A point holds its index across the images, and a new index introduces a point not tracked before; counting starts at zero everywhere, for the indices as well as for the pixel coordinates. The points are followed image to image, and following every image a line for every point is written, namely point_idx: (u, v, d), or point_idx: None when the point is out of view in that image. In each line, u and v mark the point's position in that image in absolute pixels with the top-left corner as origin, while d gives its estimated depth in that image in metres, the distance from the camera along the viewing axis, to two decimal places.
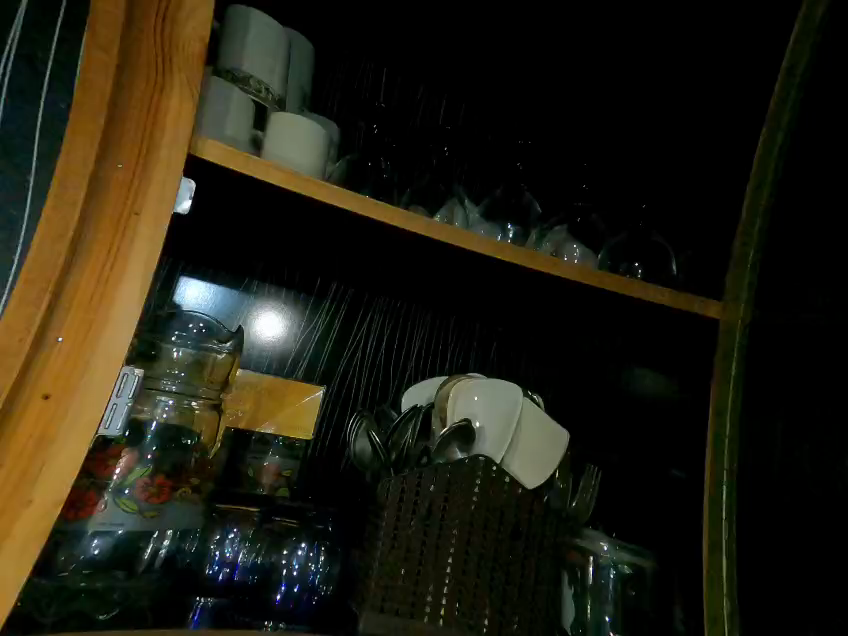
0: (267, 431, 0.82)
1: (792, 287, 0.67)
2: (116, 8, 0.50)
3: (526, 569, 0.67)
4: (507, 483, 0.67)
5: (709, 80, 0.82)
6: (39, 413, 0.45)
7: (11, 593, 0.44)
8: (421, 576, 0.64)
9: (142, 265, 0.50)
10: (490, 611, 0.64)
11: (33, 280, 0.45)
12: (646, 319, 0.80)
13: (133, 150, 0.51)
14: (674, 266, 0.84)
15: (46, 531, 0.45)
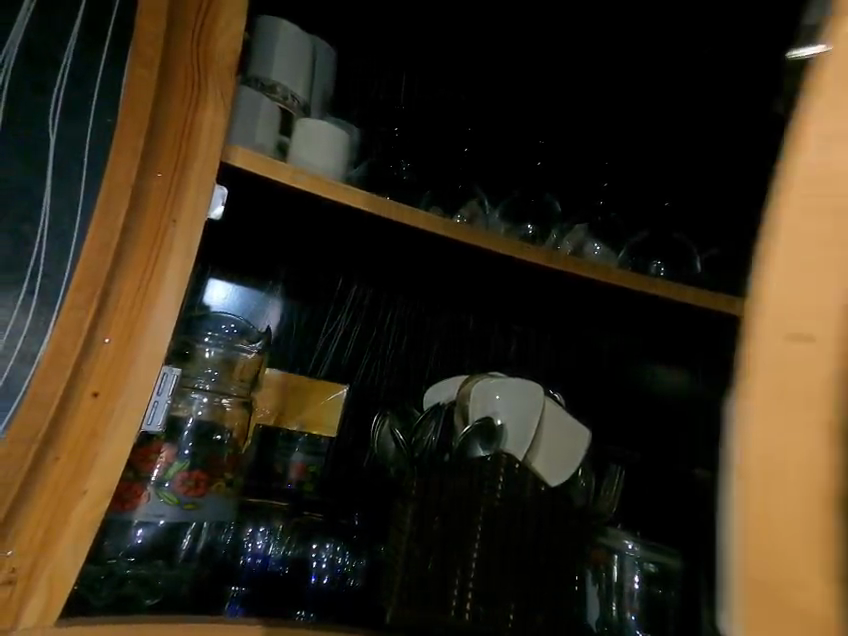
0: (293, 427, 0.83)
1: None
2: (157, 29, 0.54)
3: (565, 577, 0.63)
4: (530, 481, 0.69)
5: (738, 73, 0.81)
6: (89, 409, 0.49)
7: (71, 573, 0.48)
8: (448, 564, 0.65)
9: (180, 268, 0.52)
10: (516, 606, 0.65)
11: (85, 284, 0.50)
12: (670, 318, 0.79)
13: (169, 162, 0.53)
14: (697, 265, 0.83)
15: (94, 528, 0.48)
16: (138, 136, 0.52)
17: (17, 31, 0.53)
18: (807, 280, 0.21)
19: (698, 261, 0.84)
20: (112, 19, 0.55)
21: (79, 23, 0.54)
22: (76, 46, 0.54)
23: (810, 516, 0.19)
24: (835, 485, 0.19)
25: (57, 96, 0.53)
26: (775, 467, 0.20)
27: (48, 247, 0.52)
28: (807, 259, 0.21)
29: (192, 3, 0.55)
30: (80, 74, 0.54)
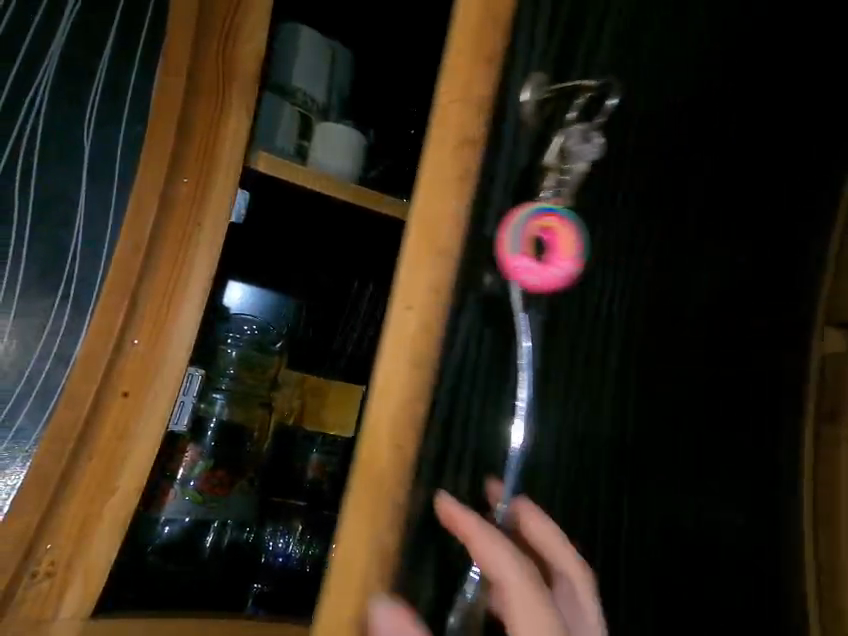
0: (309, 427, 0.82)
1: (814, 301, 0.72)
2: (188, 31, 0.54)
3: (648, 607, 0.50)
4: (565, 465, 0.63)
5: None
6: (120, 409, 0.50)
7: (105, 568, 0.49)
8: None
9: (204, 271, 0.54)
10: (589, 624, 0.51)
11: (116, 287, 0.50)
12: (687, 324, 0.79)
13: (195, 167, 0.54)
14: None
15: (125, 525, 0.50)
16: (167, 140, 0.53)
17: (60, 42, 0.54)
18: (415, 271, 0.33)
19: None
20: (146, 24, 0.55)
21: (116, 30, 0.55)
22: (112, 52, 0.54)
23: (397, 410, 0.32)
24: (407, 397, 0.32)
25: (92, 103, 0.53)
26: (391, 382, 0.32)
27: (82, 250, 0.52)
28: (414, 257, 0.33)
29: (221, 7, 0.56)
30: (116, 80, 0.54)
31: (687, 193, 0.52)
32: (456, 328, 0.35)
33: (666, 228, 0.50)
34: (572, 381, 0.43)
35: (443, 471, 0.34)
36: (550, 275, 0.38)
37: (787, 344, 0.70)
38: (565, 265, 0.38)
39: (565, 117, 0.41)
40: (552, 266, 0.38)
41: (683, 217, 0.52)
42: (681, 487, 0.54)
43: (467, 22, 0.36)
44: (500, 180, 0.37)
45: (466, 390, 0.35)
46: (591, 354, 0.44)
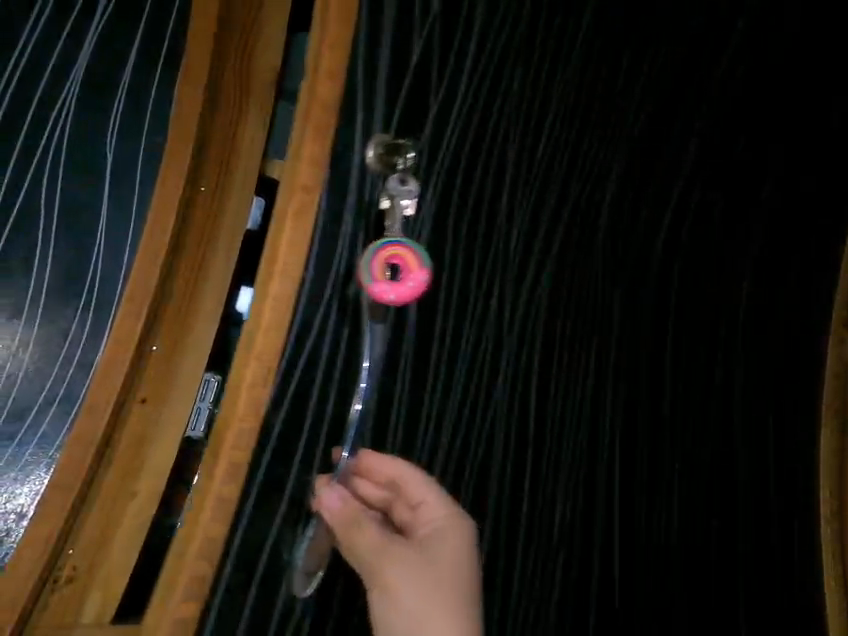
0: None
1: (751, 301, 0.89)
2: (207, 44, 0.55)
3: (558, 538, 0.70)
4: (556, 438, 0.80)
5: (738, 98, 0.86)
6: (138, 415, 0.52)
7: (125, 572, 0.50)
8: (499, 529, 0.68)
9: (220, 278, 0.55)
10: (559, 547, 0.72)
11: (136, 295, 0.51)
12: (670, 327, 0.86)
13: (215, 173, 0.55)
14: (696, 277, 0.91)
15: (143, 530, 0.51)
16: (187, 148, 0.53)
17: (87, 50, 0.53)
18: (258, 305, 0.52)
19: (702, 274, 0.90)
20: (167, 37, 0.55)
21: (140, 40, 0.55)
22: (136, 62, 0.54)
23: (243, 394, 0.51)
24: (252, 384, 0.51)
25: (116, 110, 0.53)
26: (237, 378, 0.51)
27: (104, 257, 0.52)
28: (259, 294, 0.52)
29: (241, 20, 0.57)
30: (139, 89, 0.54)
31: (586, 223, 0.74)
32: (318, 344, 0.55)
33: (569, 241, 0.73)
34: (456, 365, 0.64)
35: (297, 438, 0.54)
36: (402, 278, 0.54)
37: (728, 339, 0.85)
38: (416, 277, 0.54)
39: (395, 167, 0.58)
40: (405, 281, 0.54)
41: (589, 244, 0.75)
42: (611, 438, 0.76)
43: (302, 134, 0.54)
44: (344, 238, 0.56)
45: (335, 386, 0.56)
46: (461, 361, 0.65)
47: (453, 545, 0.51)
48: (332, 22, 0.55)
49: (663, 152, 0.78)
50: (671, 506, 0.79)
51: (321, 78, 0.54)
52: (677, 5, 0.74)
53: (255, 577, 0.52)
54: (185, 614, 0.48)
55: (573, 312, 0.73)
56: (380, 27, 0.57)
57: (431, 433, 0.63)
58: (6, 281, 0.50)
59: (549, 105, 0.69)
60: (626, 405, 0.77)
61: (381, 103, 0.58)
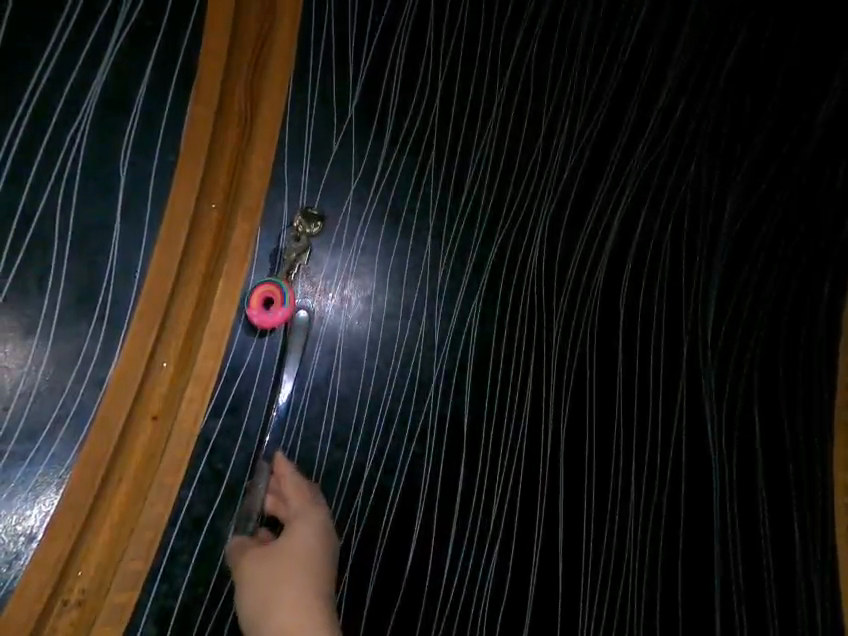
0: (311, 467, 0.62)
1: (729, 300, 0.83)
2: (218, 67, 0.58)
3: (492, 545, 0.69)
4: (542, 455, 0.73)
5: (724, 92, 0.82)
6: (148, 431, 0.53)
7: (138, 582, 0.51)
8: (441, 536, 0.67)
9: (228, 294, 0.58)
10: (499, 556, 0.69)
11: (148, 313, 0.54)
12: (650, 330, 0.80)
13: (222, 192, 0.58)
14: (689, 278, 0.82)
15: (157, 539, 0.53)
16: (197, 170, 0.56)
17: (104, 71, 0.54)
18: (216, 321, 0.58)
19: (695, 275, 0.82)
20: (180, 56, 0.57)
21: (153, 60, 0.56)
22: (149, 81, 0.56)
23: (193, 404, 0.56)
24: (207, 395, 0.57)
25: (131, 132, 0.55)
26: (197, 389, 0.56)
27: (116, 276, 0.54)
28: (219, 312, 0.58)
29: (248, 47, 0.60)
30: (152, 112, 0.56)
31: (532, 231, 0.76)
32: (256, 357, 0.60)
33: (513, 250, 0.75)
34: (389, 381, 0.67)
35: (234, 439, 0.58)
36: (281, 318, 0.59)
37: (702, 339, 0.82)
38: (280, 311, 0.59)
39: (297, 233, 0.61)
40: (269, 313, 0.59)
41: (533, 252, 0.76)
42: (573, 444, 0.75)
43: (247, 166, 0.60)
44: (266, 255, 0.61)
45: (268, 399, 0.60)
46: (392, 378, 0.67)
47: (305, 533, 0.54)
48: (270, 74, 0.61)
49: (615, 152, 0.79)
50: (634, 520, 0.75)
51: (265, 122, 0.61)
52: (621, 17, 0.78)
53: (198, 544, 0.55)
54: (136, 568, 0.51)
55: (513, 318, 0.74)
56: (305, 82, 0.63)
57: (362, 440, 0.65)
58: (22, 301, 0.51)
59: (489, 119, 0.73)
60: (580, 410, 0.76)
61: (307, 145, 0.64)
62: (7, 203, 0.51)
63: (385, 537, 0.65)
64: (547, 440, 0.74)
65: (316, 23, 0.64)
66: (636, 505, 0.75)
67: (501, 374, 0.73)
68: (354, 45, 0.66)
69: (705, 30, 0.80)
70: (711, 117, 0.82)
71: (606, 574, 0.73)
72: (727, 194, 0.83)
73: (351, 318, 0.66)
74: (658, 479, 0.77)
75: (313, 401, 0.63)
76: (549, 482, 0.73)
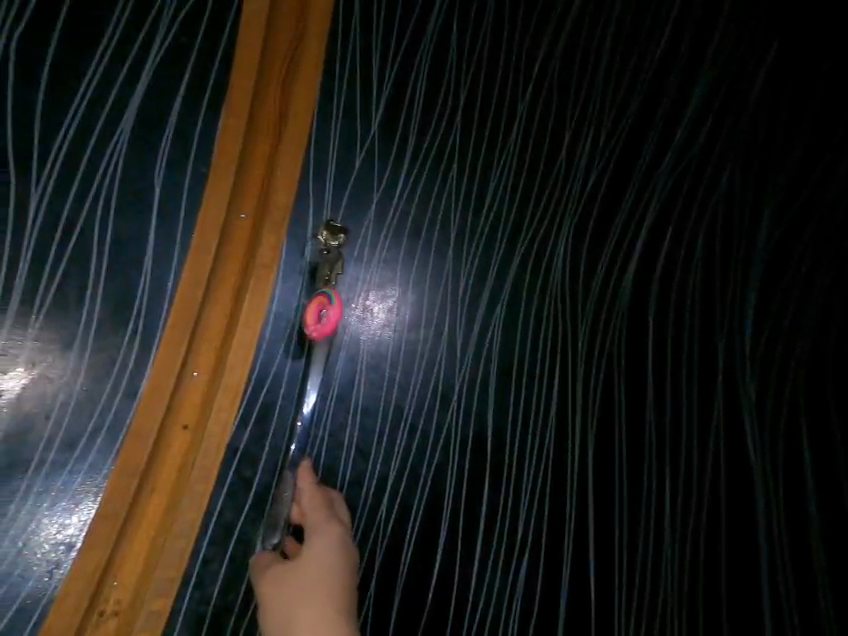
0: (338, 476, 0.62)
1: (767, 304, 0.80)
2: (249, 81, 0.59)
3: (520, 558, 0.67)
4: (570, 465, 0.71)
5: (757, 90, 0.79)
6: (181, 439, 0.54)
7: (172, 591, 0.52)
8: (468, 548, 0.65)
9: (257, 303, 0.59)
10: (527, 569, 0.67)
11: (180, 322, 0.55)
12: (683, 335, 0.77)
13: (252, 201, 0.59)
14: (723, 281, 0.79)
15: (189, 550, 0.53)
16: (227, 179, 0.58)
17: (141, 89, 0.56)
18: (245, 329, 0.58)
19: (729, 279, 0.79)
20: (213, 71, 0.59)
21: (187, 76, 0.58)
22: (184, 97, 0.57)
23: (223, 413, 0.56)
24: (236, 404, 0.57)
25: (165, 147, 0.56)
26: (227, 397, 0.56)
27: (150, 286, 0.55)
28: (247, 321, 0.58)
29: (278, 60, 0.61)
30: (185, 124, 0.57)
31: (557, 236, 0.75)
32: (283, 365, 0.60)
33: (538, 255, 0.74)
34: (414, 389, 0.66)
35: (262, 447, 0.58)
36: (336, 322, 0.60)
37: (739, 344, 0.78)
38: (334, 312, 0.59)
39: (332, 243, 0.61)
40: (324, 315, 0.59)
41: (558, 257, 0.75)
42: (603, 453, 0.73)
43: (276, 176, 0.61)
44: (293, 264, 0.61)
45: (294, 407, 0.60)
46: (417, 386, 0.67)
47: (323, 547, 0.53)
48: (299, 86, 0.62)
49: (643, 154, 0.77)
50: (670, 534, 0.72)
51: (294, 132, 0.62)
52: (648, 18, 0.76)
53: (228, 552, 0.55)
54: (170, 576, 0.52)
55: (537, 324, 0.73)
56: (331, 94, 0.64)
57: (387, 449, 0.64)
58: (62, 313, 0.52)
59: (513, 124, 0.73)
60: (609, 418, 0.74)
61: (333, 155, 0.64)
62: (50, 218, 0.52)
63: (410, 546, 0.63)
64: (576, 450, 0.72)
65: (342, 37, 0.65)
66: (672, 517, 0.72)
67: (526, 382, 0.71)
68: (379, 57, 0.67)
69: (742, 30, 0.78)
70: (744, 116, 0.79)
71: (641, 591, 0.69)
72: (762, 195, 0.80)
73: (374, 325, 0.66)
74: (695, 491, 0.74)
75: (338, 409, 0.63)
76: (579, 493, 0.71)
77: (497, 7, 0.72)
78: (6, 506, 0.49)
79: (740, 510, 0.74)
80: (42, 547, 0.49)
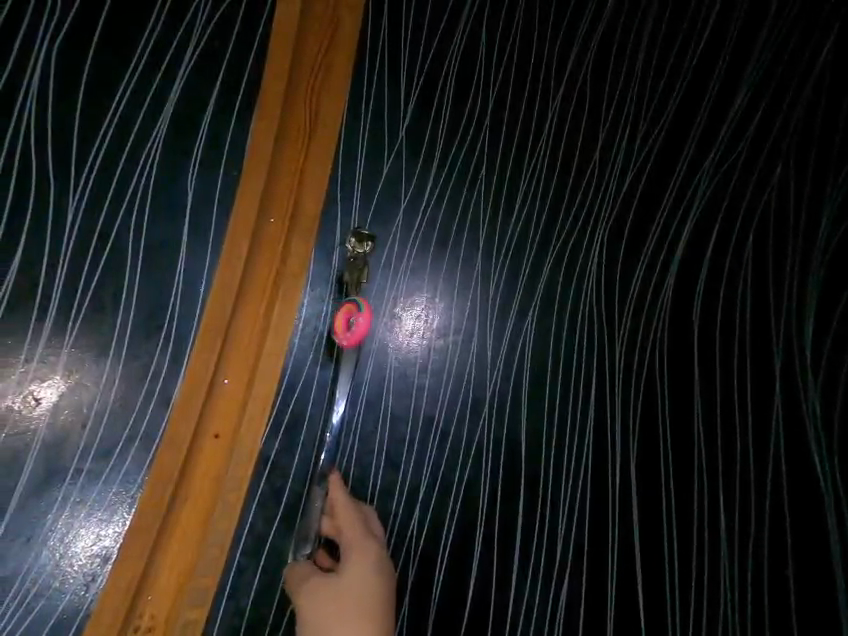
0: (369, 487, 0.59)
1: (830, 303, 0.73)
2: (279, 86, 0.59)
3: (561, 575, 0.63)
4: (613, 477, 0.67)
5: (811, 75, 0.74)
6: (213, 449, 0.53)
7: (207, 605, 0.50)
8: (504, 564, 0.62)
9: (288, 309, 0.58)
10: (568, 589, 0.63)
11: (212, 328, 0.54)
12: (733, 337, 0.72)
13: (282, 206, 0.58)
14: (776, 279, 0.73)
15: (222, 563, 0.51)
16: (258, 185, 0.57)
17: (174, 99, 0.57)
18: (276, 336, 0.57)
19: (782, 276, 0.74)
20: (243, 78, 0.59)
21: (218, 85, 0.58)
22: (215, 104, 0.58)
23: (255, 421, 0.55)
24: (268, 412, 0.56)
25: (197, 154, 0.57)
26: (258, 405, 0.55)
27: (183, 293, 0.55)
28: (278, 327, 0.57)
29: (307, 66, 0.61)
30: (216, 132, 0.57)
31: (594, 234, 0.71)
32: (313, 372, 0.58)
33: (573, 255, 0.71)
34: (445, 398, 0.64)
35: (292, 457, 0.56)
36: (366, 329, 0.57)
37: (798, 347, 0.72)
38: (363, 316, 0.57)
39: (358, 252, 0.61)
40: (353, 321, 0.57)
41: (594, 257, 0.71)
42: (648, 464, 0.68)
43: (305, 180, 0.60)
44: (321, 268, 0.60)
45: (324, 415, 0.58)
46: (447, 395, 0.64)
47: (361, 566, 0.49)
48: (328, 92, 0.62)
49: (684, 147, 0.73)
50: (727, 553, 0.66)
51: (323, 137, 0.61)
52: (688, 6, 0.73)
53: (260, 564, 0.53)
54: (204, 589, 0.50)
55: (572, 328, 0.70)
56: (360, 98, 0.63)
57: (419, 460, 0.61)
58: (99, 321, 0.52)
59: (545, 120, 0.70)
60: (654, 426, 0.69)
61: (363, 160, 0.63)
62: (86, 226, 0.53)
63: (444, 561, 0.60)
64: (619, 461, 0.67)
65: (371, 42, 0.64)
66: (728, 535, 0.66)
67: (563, 389, 0.68)
68: (407, 61, 0.66)
69: (792, 15, 0.74)
70: (797, 103, 0.74)
71: (698, 617, 0.63)
72: (820, 187, 0.75)
73: (404, 331, 0.64)
74: (754, 506, 0.68)
75: (369, 417, 0.61)
76: (623, 506, 0.66)
77: (527, 4, 0.70)
78: (43, 515, 0.48)
79: (809, 531, 0.67)
80: (78, 559, 0.48)
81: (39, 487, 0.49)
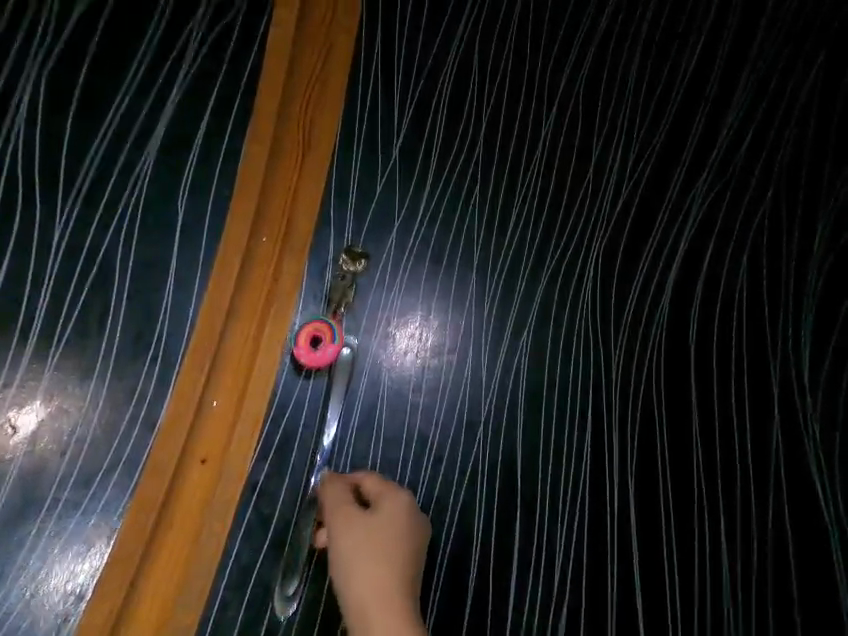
0: None
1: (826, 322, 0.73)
2: (273, 106, 0.59)
3: (559, 604, 0.61)
4: (611, 500, 0.65)
5: (798, 99, 0.75)
6: (198, 474, 0.51)
7: None
8: (500, 593, 0.59)
9: (279, 328, 0.57)
10: (567, 618, 0.60)
11: (201, 348, 0.53)
12: (729, 355, 0.72)
13: (275, 225, 0.58)
14: (771, 298, 0.73)
15: (206, 595, 0.49)
16: (250, 205, 0.57)
17: (166, 119, 0.57)
18: (267, 356, 0.56)
19: (777, 295, 0.73)
20: (237, 100, 0.59)
21: (212, 105, 0.58)
22: (208, 124, 0.58)
23: (244, 444, 0.53)
24: (257, 434, 0.54)
25: (189, 173, 0.56)
26: (247, 428, 0.54)
27: (171, 314, 0.54)
28: (269, 347, 0.56)
29: (302, 87, 0.61)
30: (209, 152, 0.57)
31: (588, 253, 0.71)
32: (303, 393, 0.57)
33: (567, 273, 0.70)
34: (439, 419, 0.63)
35: (281, 482, 0.54)
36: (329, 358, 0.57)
37: (795, 367, 0.71)
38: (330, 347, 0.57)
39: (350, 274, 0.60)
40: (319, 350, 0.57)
41: (589, 275, 0.71)
42: (647, 486, 0.66)
43: (299, 199, 0.60)
44: (313, 288, 0.59)
45: (315, 437, 0.56)
46: (442, 415, 0.63)
47: (393, 503, 0.49)
48: (322, 112, 0.62)
49: (676, 166, 0.74)
50: (729, 580, 0.64)
51: (317, 156, 0.61)
52: (676, 31, 0.74)
53: (246, 598, 0.51)
54: (186, 624, 0.48)
55: (567, 347, 0.69)
56: (354, 118, 0.64)
57: (412, 483, 0.60)
58: (83, 343, 0.51)
59: (538, 140, 0.71)
60: (651, 446, 0.68)
61: (357, 179, 0.63)
62: (73, 246, 0.52)
63: (438, 590, 0.58)
64: (617, 482, 0.66)
65: (365, 65, 0.65)
66: (731, 560, 0.64)
67: (559, 410, 0.67)
68: (401, 83, 0.66)
69: (778, 41, 0.75)
70: (786, 125, 0.75)
71: None
72: (811, 207, 0.75)
73: (397, 351, 0.63)
74: (757, 529, 0.66)
75: (361, 439, 0.59)
76: (622, 531, 0.64)
77: (519, 29, 0.71)
78: (17, 546, 0.46)
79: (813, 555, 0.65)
80: (51, 598, 0.46)
81: (14, 519, 0.47)
